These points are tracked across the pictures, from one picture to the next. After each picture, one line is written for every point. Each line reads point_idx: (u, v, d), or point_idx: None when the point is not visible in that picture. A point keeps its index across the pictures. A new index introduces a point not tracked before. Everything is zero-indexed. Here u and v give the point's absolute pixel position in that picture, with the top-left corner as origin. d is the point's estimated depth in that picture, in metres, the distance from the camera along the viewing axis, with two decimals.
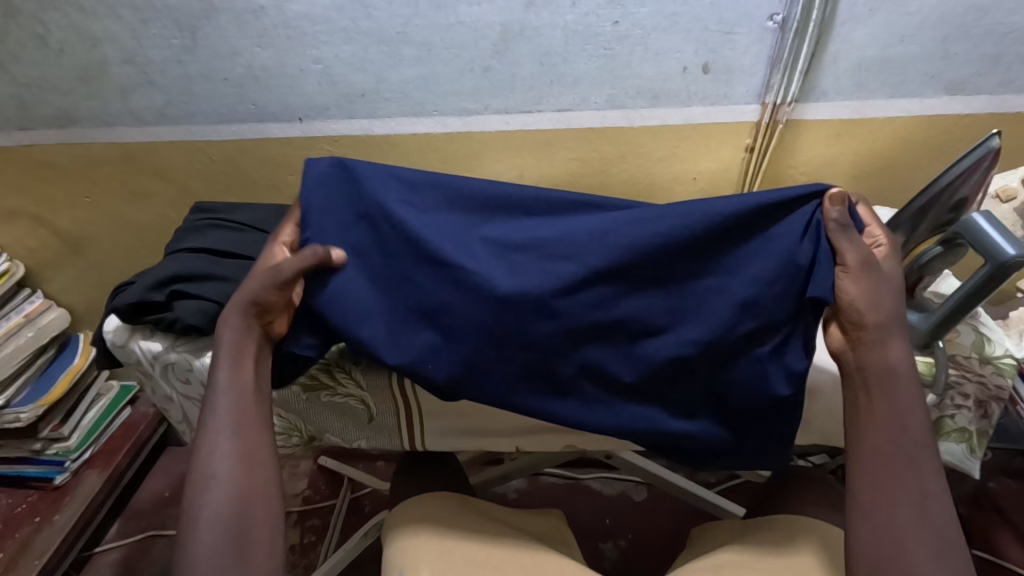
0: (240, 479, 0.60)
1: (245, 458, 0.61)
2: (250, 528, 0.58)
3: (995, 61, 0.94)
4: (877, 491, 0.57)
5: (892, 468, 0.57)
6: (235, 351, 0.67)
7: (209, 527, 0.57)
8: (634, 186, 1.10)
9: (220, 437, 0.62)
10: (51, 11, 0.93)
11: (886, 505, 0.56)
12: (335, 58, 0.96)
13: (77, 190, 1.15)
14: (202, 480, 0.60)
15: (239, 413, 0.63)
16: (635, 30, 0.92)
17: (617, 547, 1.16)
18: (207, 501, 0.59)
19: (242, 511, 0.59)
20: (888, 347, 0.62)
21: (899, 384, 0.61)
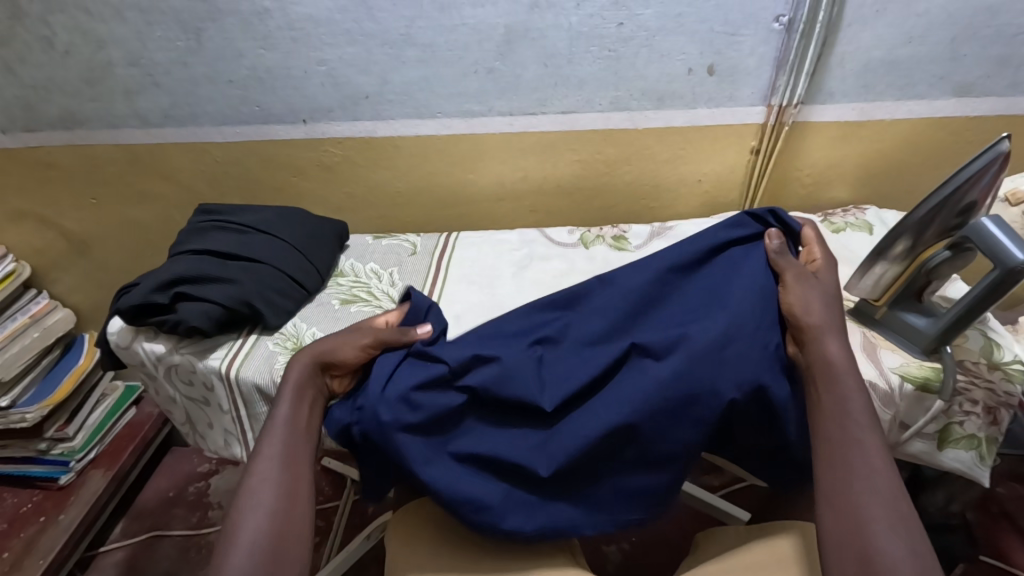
0: (279, 513, 0.57)
1: (287, 492, 0.58)
2: (280, 567, 0.54)
3: (1004, 62, 0.93)
4: (835, 477, 0.52)
5: (846, 454, 0.53)
6: (298, 383, 0.67)
7: (244, 556, 0.53)
8: (639, 188, 1.09)
9: (266, 465, 0.60)
10: (57, 13, 0.94)
11: (844, 486, 0.51)
12: (339, 59, 0.95)
13: (82, 191, 1.16)
14: (242, 507, 0.57)
15: (288, 445, 0.62)
16: (639, 32, 0.91)
17: (621, 550, 1.15)
18: (246, 528, 0.55)
19: (280, 545, 0.55)
20: (825, 342, 0.60)
21: (843, 376, 0.57)
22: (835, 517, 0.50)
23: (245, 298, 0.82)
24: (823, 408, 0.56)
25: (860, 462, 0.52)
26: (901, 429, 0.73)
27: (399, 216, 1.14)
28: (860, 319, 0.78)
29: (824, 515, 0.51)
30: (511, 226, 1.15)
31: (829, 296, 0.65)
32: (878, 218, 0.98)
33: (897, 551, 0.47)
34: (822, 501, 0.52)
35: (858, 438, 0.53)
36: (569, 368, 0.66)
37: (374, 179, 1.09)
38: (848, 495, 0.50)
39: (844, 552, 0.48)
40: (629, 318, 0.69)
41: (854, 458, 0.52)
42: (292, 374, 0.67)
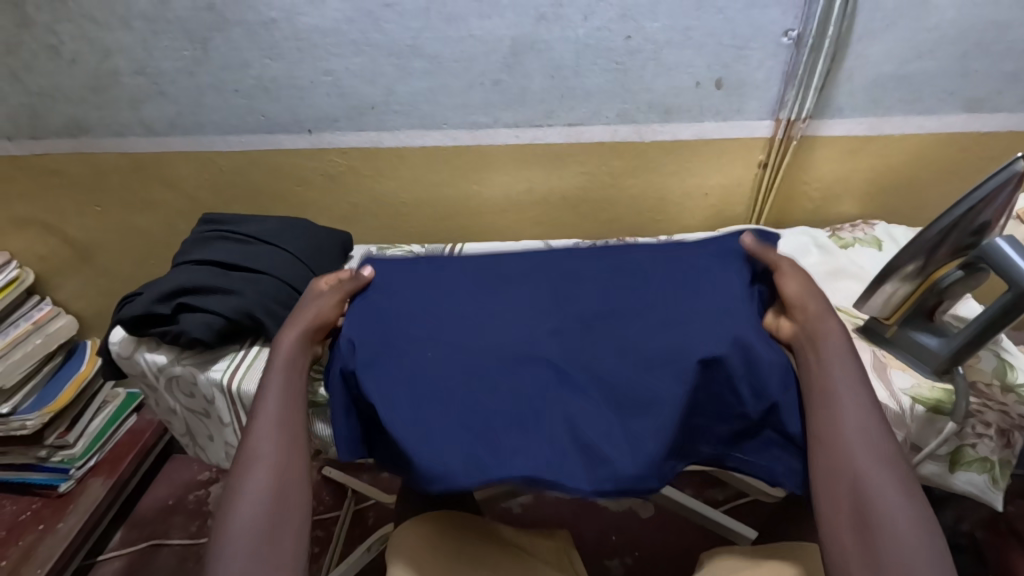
0: (281, 474, 0.56)
1: (285, 455, 0.58)
2: (282, 526, 0.54)
3: (1015, 77, 0.92)
4: (826, 422, 0.56)
5: (836, 399, 0.57)
6: (293, 363, 0.68)
7: (249, 511, 0.53)
8: (645, 201, 1.08)
9: (265, 428, 0.60)
10: (64, 23, 0.94)
11: (839, 437, 0.54)
12: (345, 70, 0.95)
13: (87, 199, 1.15)
14: (245, 469, 0.57)
15: (285, 412, 0.62)
16: (647, 45, 0.91)
17: (623, 564, 1.14)
18: (250, 486, 0.55)
19: (282, 501, 0.55)
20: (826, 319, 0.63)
21: (830, 335, 0.62)
22: (830, 458, 0.54)
23: (248, 310, 0.81)
24: (812, 361, 0.60)
25: (849, 405, 0.56)
26: (912, 451, 0.72)
27: (404, 225, 1.14)
28: (871, 338, 0.77)
29: (817, 455, 0.55)
30: (515, 237, 1.15)
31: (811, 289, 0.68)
32: (887, 233, 0.98)
33: (883, 477, 0.51)
34: (816, 447, 0.55)
35: (845, 386, 0.57)
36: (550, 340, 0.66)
37: (379, 189, 1.09)
38: (837, 434, 0.54)
39: (836, 486, 0.52)
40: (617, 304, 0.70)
41: (848, 414, 0.55)
42: (282, 347, 0.69)
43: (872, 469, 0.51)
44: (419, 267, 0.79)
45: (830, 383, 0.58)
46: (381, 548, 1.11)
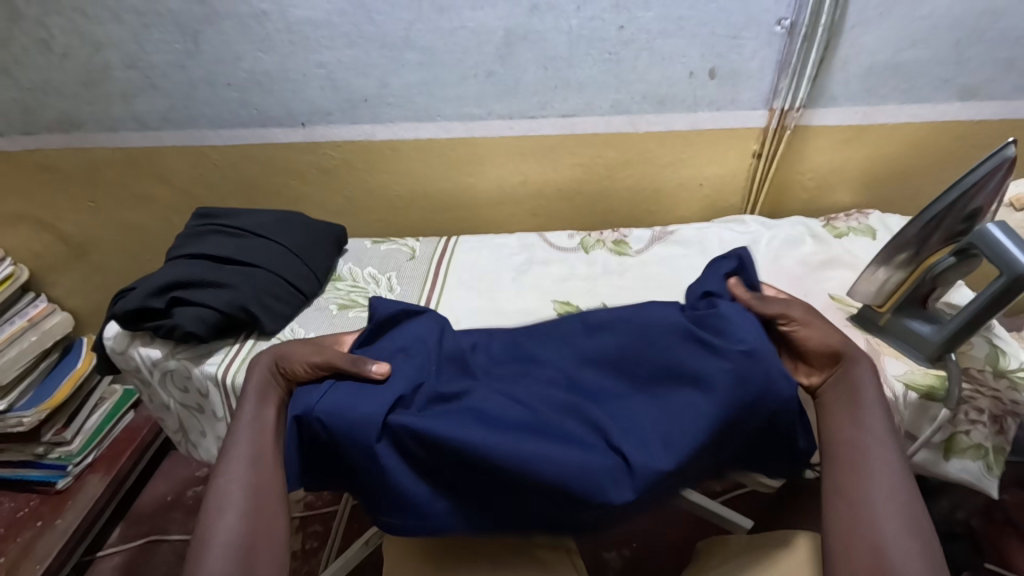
0: (252, 514, 0.52)
1: (256, 492, 0.54)
2: (252, 571, 0.49)
3: (1009, 65, 0.92)
4: (857, 478, 0.51)
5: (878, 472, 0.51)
6: (261, 388, 0.65)
7: (217, 556, 0.49)
8: (639, 192, 1.08)
9: (236, 465, 0.56)
10: (55, 16, 0.93)
11: (868, 494, 0.50)
12: (338, 63, 0.95)
13: (80, 194, 1.15)
14: (211, 509, 0.52)
15: (257, 448, 0.58)
16: (640, 35, 0.90)
17: (621, 555, 1.14)
18: (219, 523, 0.51)
19: (251, 548, 0.50)
20: (856, 362, 0.60)
21: (872, 382, 0.57)
22: (851, 516, 0.49)
23: (241, 303, 0.81)
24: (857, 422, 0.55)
25: (893, 483, 0.50)
26: (910, 441, 0.72)
27: (399, 219, 1.14)
28: (863, 325, 0.77)
29: (839, 509, 0.50)
30: (510, 230, 1.15)
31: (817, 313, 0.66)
32: (881, 222, 0.98)
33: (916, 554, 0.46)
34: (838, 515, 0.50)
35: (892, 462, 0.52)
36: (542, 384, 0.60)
37: (374, 182, 1.08)
38: (867, 494, 0.50)
39: (856, 546, 0.47)
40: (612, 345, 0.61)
41: (881, 472, 0.51)
42: (254, 371, 0.67)
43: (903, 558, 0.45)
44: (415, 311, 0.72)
45: (874, 449, 0.53)
46: (379, 542, 1.11)
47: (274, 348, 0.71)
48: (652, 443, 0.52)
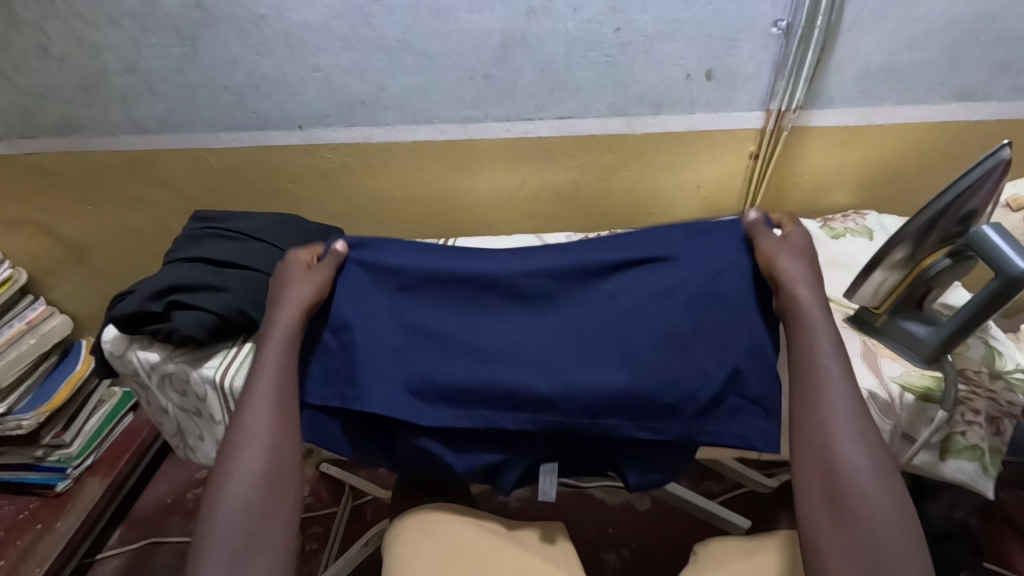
0: (273, 453, 0.58)
1: (278, 435, 0.59)
2: (275, 505, 0.55)
3: (1004, 67, 0.92)
4: (804, 401, 0.55)
5: (827, 406, 0.53)
6: (287, 339, 0.67)
7: (241, 488, 0.55)
8: (637, 195, 1.09)
9: (255, 408, 0.60)
10: (52, 20, 0.93)
11: (817, 412, 0.54)
12: (335, 66, 0.95)
13: (79, 198, 1.15)
14: (236, 444, 0.58)
15: (274, 395, 0.62)
16: (637, 38, 0.91)
17: (620, 557, 1.14)
18: (241, 460, 0.56)
19: (274, 485, 0.56)
20: (796, 289, 0.61)
21: (812, 312, 0.59)
22: (804, 439, 0.53)
23: (239, 307, 0.81)
24: (803, 344, 0.58)
25: (841, 409, 0.53)
26: (908, 445, 0.72)
27: (397, 222, 1.14)
28: (861, 328, 0.78)
29: (795, 435, 0.54)
30: (509, 232, 1.15)
31: (804, 245, 0.66)
32: (878, 223, 0.98)
33: (864, 460, 0.50)
34: (804, 457, 0.53)
35: (839, 391, 0.54)
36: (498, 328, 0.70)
37: (373, 185, 1.09)
38: (817, 413, 0.54)
39: (809, 469, 0.52)
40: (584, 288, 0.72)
41: (828, 388, 0.54)
42: (273, 336, 0.66)
43: (868, 486, 0.49)
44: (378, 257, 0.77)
45: (821, 382, 0.55)
46: (378, 543, 1.11)
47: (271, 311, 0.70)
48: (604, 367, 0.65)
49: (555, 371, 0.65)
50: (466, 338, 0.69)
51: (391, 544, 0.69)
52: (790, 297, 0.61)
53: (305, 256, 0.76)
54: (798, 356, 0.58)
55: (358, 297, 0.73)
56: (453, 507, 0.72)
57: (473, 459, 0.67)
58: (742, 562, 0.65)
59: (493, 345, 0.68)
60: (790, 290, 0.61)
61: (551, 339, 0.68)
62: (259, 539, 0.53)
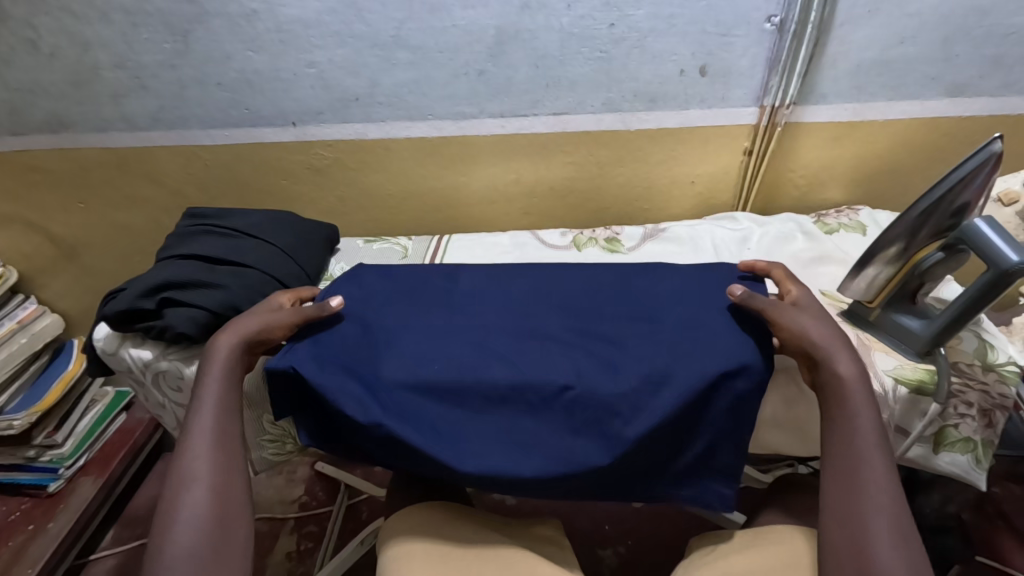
0: (220, 490, 0.58)
1: (225, 469, 0.59)
2: (225, 542, 0.55)
3: (996, 62, 0.93)
4: (842, 492, 0.55)
5: (863, 496, 0.54)
6: (226, 369, 0.66)
7: (189, 530, 0.54)
8: (632, 190, 1.09)
9: (199, 446, 0.60)
10: (42, 16, 0.92)
11: (852, 505, 0.54)
12: (329, 62, 0.95)
13: (70, 195, 1.14)
14: (180, 483, 0.57)
15: (220, 431, 0.62)
16: (631, 33, 0.91)
17: (617, 553, 1.14)
18: (185, 503, 0.56)
19: (221, 522, 0.56)
20: (835, 361, 0.61)
21: (855, 394, 0.59)
22: (839, 534, 0.53)
23: (232, 304, 0.80)
24: (846, 433, 0.58)
25: (881, 509, 0.53)
26: (902, 437, 0.72)
27: (392, 218, 1.13)
28: (854, 321, 0.78)
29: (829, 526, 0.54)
30: (504, 228, 1.15)
31: (816, 311, 0.66)
32: (872, 219, 0.98)
33: (900, 565, 0.49)
34: (837, 543, 0.53)
35: (879, 488, 0.54)
36: (493, 331, 0.70)
37: (367, 181, 1.08)
38: (853, 508, 0.53)
39: (843, 564, 0.52)
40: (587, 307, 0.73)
41: (868, 481, 0.54)
42: (218, 355, 0.66)
43: None
44: (381, 273, 0.81)
45: (862, 475, 0.55)
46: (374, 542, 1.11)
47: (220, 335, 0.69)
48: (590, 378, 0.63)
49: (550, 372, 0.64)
50: (455, 344, 0.69)
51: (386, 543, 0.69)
52: (833, 373, 0.61)
53: (284, 298, 0.76)
54: (838, 440, 0.58)
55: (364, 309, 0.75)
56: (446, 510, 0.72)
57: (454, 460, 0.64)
58: (734, 557, 0.66)
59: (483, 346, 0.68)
60: (833, 367, 0.61)
61: (545, 344, 0.68)
62: None
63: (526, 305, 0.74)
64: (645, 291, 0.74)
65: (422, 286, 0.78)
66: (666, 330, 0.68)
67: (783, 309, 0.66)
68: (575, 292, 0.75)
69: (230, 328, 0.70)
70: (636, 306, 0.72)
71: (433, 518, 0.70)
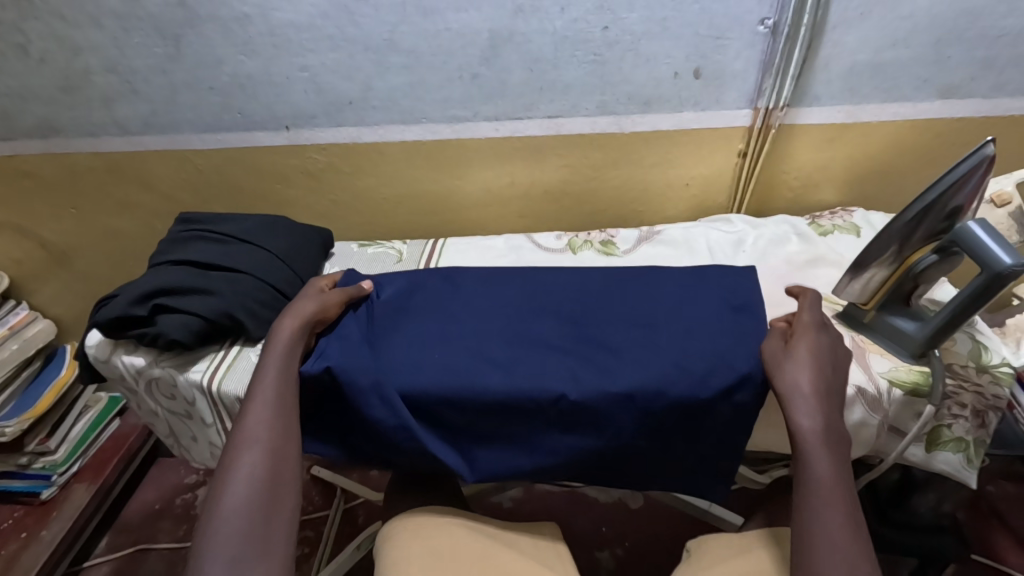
0: (275, 455, 0.57)
1: (283, 433, 0.59)
2: (276, 508, 0.54)
3: (988, 64, 0.93)
4: (803, 540, 0.52)
5: (823, 550, 0.50)
6: (288, 344, 0.66)
7: (243, 485, 0.54)
8: (627, 193, 1.09)
9: (257, 408, 0.60)
10: (31, 20, 0.91)
11: (814, 552, 0.50)
12: (321, 65, 0.94)
13: (61, 200, 1.13)
14: (240, 442, 0.57)
15: (279, 397, 0.61)
16: (625, 36, 0.91)
17: (614, 555, 1.14)
18: (242, 464, 0.56)
19: (275, 487, 0.56)
20: (797, 414, 0.57)
21: (812, 442, 0.55)
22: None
23: (228, 310, 0.80)
24: (804, 479, 0.54)
25: (839, 559, 0.49)
26: (896, 437, 0.72)
27: (386, 222, 1.13)
28: (849, 323, 0.78)
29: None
30: (499, 231, 1.14)
31: (804, 352, 0.61)
32: (865, 220, 0.99)
33: None
34: None
35: (839, 539, 0.50)
36: (498, 333, 0.70)
37: (361, 185, 1.08)
38: (812, 557, 0.50)
39: None
40: (588, 308, 0.73)
41: (830, 529, 0.51)
42: (281, 335, 0.66)
43: None
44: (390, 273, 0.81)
45: (820, 523, 0.52)
46: (371, 546, 1.10)
47: (285, 314, 0.68)
48: (589, 381, 0.63)
49: (558, 376, 0.64)
50: (465, 347, 0.69)
51: (382, 551, 0.68)
52: (794, 428, 0.57)
53: (325, 280, 0.77)
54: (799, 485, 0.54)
55: (375, 315, 0.74)
56: (445, 513, 0.71)
57: (474, 465, 0.66)
58: (733, 560, 0.66)
59: (489, 348, 0.68)
60: (794, 421, 0.57)
61: (550, 344, 0.68)
62: (262, 543, 0.52)
63: (530, 306, 0.74)
64: (648, 288, 0.74)
65: (431, 289, 0.78)
66: (665, 331, 0.68)
67: (767, 353, 0.63)
68: (576, 291, 0.75)
69: (289, 312, 0.69)
70: (639, 305, 0.72)
71: (434, 525, 0.69)
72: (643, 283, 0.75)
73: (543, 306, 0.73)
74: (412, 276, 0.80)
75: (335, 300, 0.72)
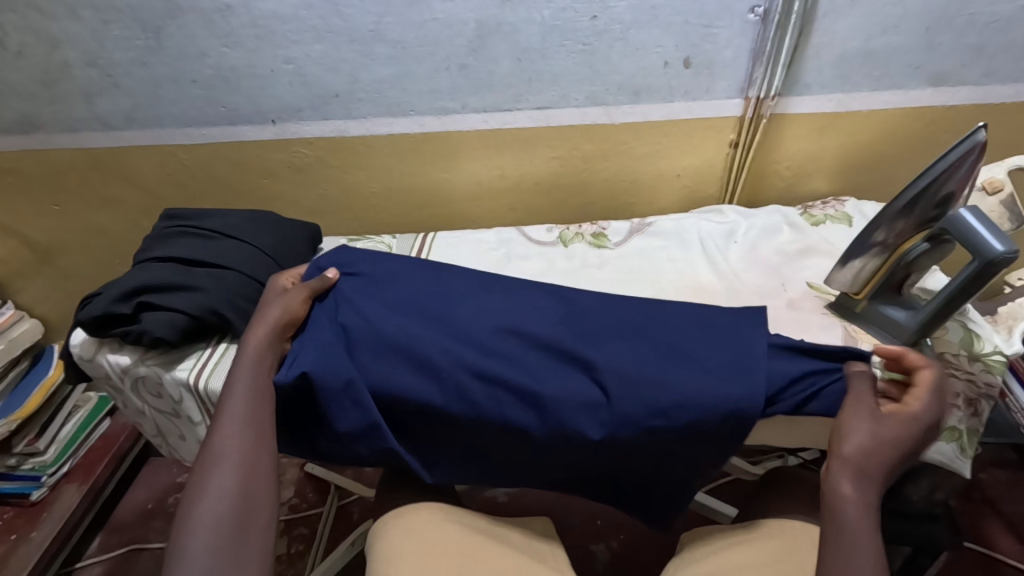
0: (246, 468, 0.56)
1: (254, 445, 0.58)
2: (249, 523, 0.53)
3: (978, 51, 0.93)
4: None
5: None
6: (258, 356, 0.65)
7: (215, 501, 0.53)
8: (617, 185, 1.08)
9: (227, 423, 0.59)
10: (7, 13, 0.89)
11: None
12: (306, 57, 0.92)
13: (44, 198, 1.11)
14: (211, 458, 0.56)
15: (250, 410, 0.60)
16: (613, 25, 0.89)
17: (609, 548, 1.14)
18: (214, 481, 0.54)
19: (246, 498, 0.54)
20: (842, 482, 0.52)
21: (850, 516, 0.51)
22: None
23: (213, 307, 0.79)
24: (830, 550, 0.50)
25: None
26: None
27: (375, 217, 1.12)
28: (841, 313, 0.78)
29: None
30: (490, 225, 1.13)
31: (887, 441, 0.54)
32: (857, 210, 0.98)
33: None
34: None
35: None
36: (477, 324, 0.67)
37: (349, 179, 1.06)
38: None
39: None
40: (569, 310, 0.69)
41: None
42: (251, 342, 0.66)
43: None
44: (368, 256, 0.78)
45: None
46: (365, 543, 1.09)
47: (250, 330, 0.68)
48: (564, 401, 0.60)
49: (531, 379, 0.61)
50: (442, 339, 0.66)
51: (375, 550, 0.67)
52: (830, 490, 0.53)
53: (285, 279, 0.78)
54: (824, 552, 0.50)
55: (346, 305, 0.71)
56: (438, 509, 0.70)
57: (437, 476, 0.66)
58: (728, 552, 0.65)
59: (466, 341, 0.65)
60: (833, 485, 0.53)
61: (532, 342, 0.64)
62: (233, 559, 0.50)
63: (511, 300, 0.70)
64: (661, 311, 0.68)
65: (412, 275, 0.75)
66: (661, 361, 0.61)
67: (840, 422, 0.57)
68: (558, 292, 0.72)
69: (256, 322, 0.69)
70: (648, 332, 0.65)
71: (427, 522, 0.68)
72: (657, 306, 0.69)
73: (524, 302, 0.70)
74: (397, 266, 0.76)
75: (298, 298, 0.71)
